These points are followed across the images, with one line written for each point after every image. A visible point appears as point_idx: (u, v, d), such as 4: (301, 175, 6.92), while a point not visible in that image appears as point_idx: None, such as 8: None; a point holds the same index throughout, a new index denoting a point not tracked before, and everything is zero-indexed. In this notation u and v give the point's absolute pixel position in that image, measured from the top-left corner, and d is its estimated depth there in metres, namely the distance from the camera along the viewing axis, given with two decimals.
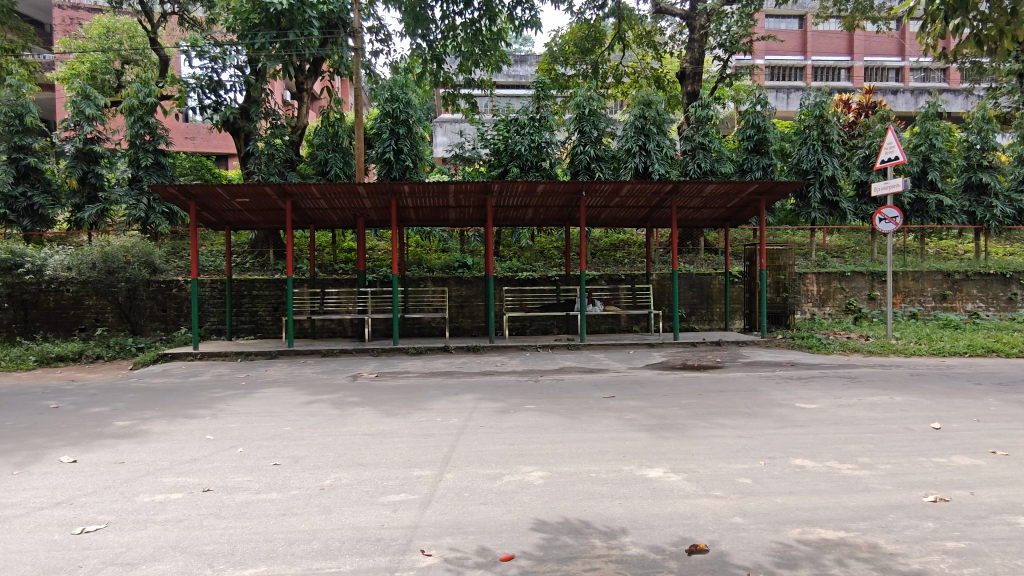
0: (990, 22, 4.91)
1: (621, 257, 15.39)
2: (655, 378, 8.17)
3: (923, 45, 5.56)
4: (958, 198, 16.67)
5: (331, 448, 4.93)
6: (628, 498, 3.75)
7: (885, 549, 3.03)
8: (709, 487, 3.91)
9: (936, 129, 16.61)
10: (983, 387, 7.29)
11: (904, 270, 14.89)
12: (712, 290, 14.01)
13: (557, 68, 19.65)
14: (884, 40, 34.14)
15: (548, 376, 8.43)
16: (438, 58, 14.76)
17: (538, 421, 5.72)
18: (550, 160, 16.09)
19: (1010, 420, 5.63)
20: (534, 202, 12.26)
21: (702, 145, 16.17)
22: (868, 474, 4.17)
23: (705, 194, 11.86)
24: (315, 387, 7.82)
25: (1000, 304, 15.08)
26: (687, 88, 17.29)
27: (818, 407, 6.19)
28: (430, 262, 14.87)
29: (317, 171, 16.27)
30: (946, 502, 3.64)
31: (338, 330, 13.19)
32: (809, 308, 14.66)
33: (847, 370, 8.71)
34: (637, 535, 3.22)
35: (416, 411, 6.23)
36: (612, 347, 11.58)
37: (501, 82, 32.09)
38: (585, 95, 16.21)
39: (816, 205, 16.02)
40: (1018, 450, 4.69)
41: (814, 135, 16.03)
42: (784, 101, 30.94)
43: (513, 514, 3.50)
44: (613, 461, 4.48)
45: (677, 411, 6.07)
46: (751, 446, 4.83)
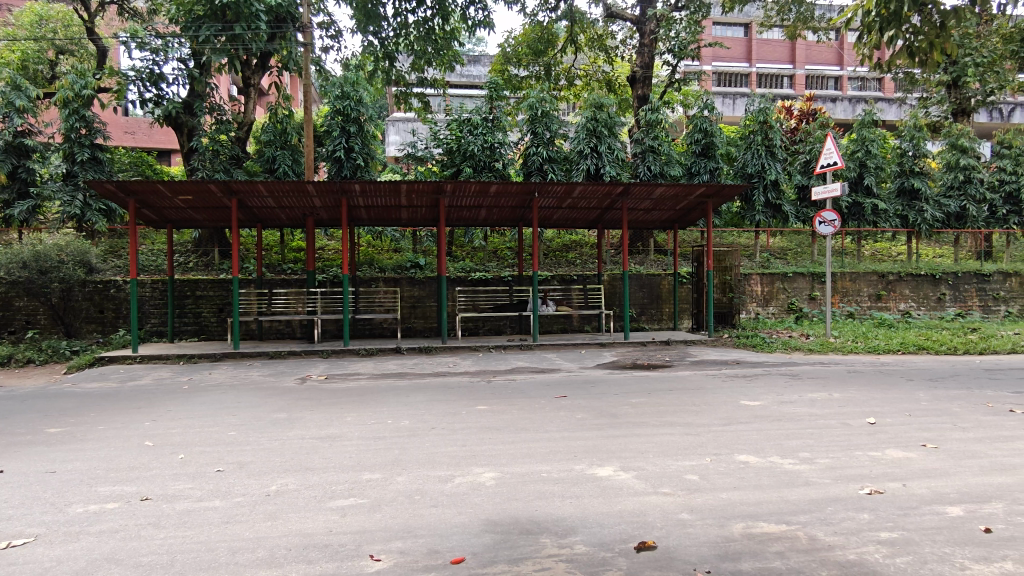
0: (921, 35, 5.15)
1: (574, 258, 15.76)
2: (606, 378, 8.27)
3: (859, 55, 5.77)
4: (891, 202, 17.15)
5: (278, 452, 4.81)
6: (579, 497, 3.78)
7: (824, 542, 3.14)
8: (657, 484, 3.98)
9: (872, 136, 16.67)
10: (914, 383, 7.67)
11: (842, 271, 15.52)
12: (661, 291, 14.27)
13: (511, 69, 19.69)
14: (824, 49, 35.50)
15: (501, 377, 8.45)
16: (390, 56, 14.55)
17: (491, 422, 5.71)
18: (502, 160, 16.09)
19: (938, 415, 5.94)
20: (488, 202, 12.21)
21: (652, 148, 16.48)
22: (809, 468, 4.31)
23: (655, 195, 12.06)
24: (262, 390, 7.62)
25: (930, 304, 15.90)
26: (638, 92, 17.61)
27: (762, 404, 6.39)
28: (382, 262, 14.73)
29: (265, 168, 15.90)
30: (880, 494, 3.81)
31: (286, 332, 12.89)
32: (753, 308, 15.09)
33: (788, 368, 8.99)
34: (587, 534, 3.25)
35: (366, 414, 6.14)
36: (565, 347, 11.68)
37: (454, 82, 32.00)
38: (538, 95, 16.30)
39: (760, 208, 16.40)
40: (947, 443, 4.93)
41: (758, 139, 16.47)
42: (730, 106, 31.90)
43: (465, 516, 3.49)
44: (564, 460, 4.50)
45: (626, 410, 6.16)
46: (698, 443, 4.94)
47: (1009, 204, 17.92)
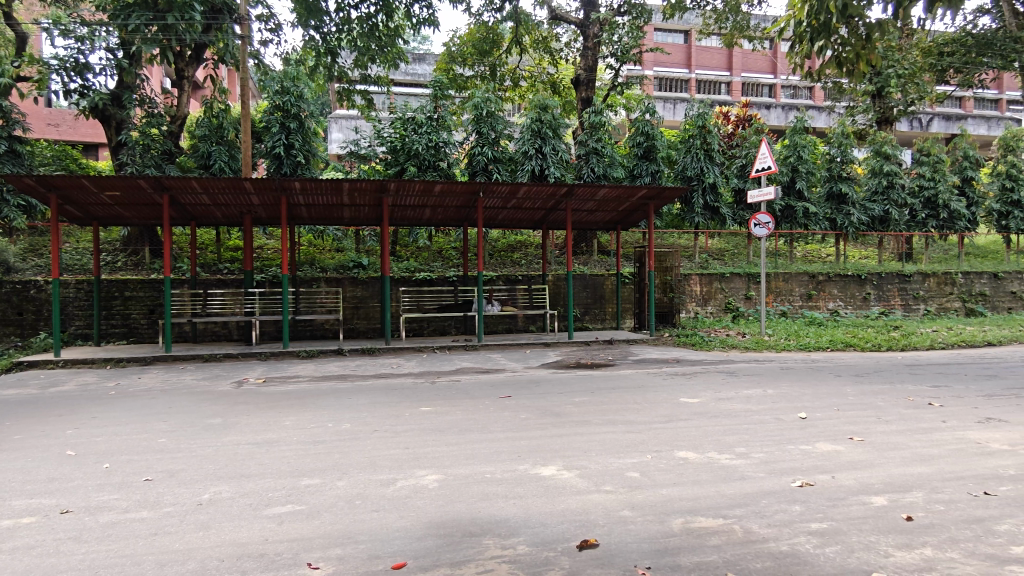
0: (848, 46, 5.38)
1: (519, 258, 15.84)
2: (550, 377, 8.32)
3: (791, 63, 5.97)
4: (821, 206, 17.76)
5: (211, 459, 4.63)
6: (522, 497, 3.79)
7: (759, 534, 3.24)
8: (599, 483, 4.02)
9: (803, 142, 17.38)
10: (842, 379, 8.03)
11: (776, 272, 16.11)
12: (605, 291, 14.50)
13: (456, 68, 19.61)
14: (759, 58, 36.81)
15: (445, 378, 8.40)
16: (332, 52, 14.27)
17: (434, 424, 5.66)
18: (447, 160, 16.01)
19: (864, 408, 6.24)
20: (432, 202, 12.14)
21: (596, 150, 16.72)
22: (744, 463, 4.45)
23: (599, 196, 12.20)
24: (196, 395, 7.32)
25: (856, 303, 16.69)
26: (582, 95, 17.85)
27: (700, 402, 6.55)
28: (323, 262, 14.41)
29: (199, 164, 15.35)
30: (811, 486, 3.96)
31: (222, 334, 12.45)
32: (692, 308, 15.48)
33: (725, 366, 9.28)
34: (529, 534, 3.25)
35: (306, 418, 5.99)
36: (510, 347, 11.71)
37: (399, 79, 31.67)
38: (483, 95, 16.27)
39: (699, 209, 16.87)
40: (872, 435, 5.18)
41: (697, 144, 16.88)
42: (671, 110, 32.70)
43: (407, 520, 3.44)
44: (508, 460, 4.51)
45: (570, 409, 6.21)
46: (639, 441, 5.02)
47: (928, 209, 18.95)
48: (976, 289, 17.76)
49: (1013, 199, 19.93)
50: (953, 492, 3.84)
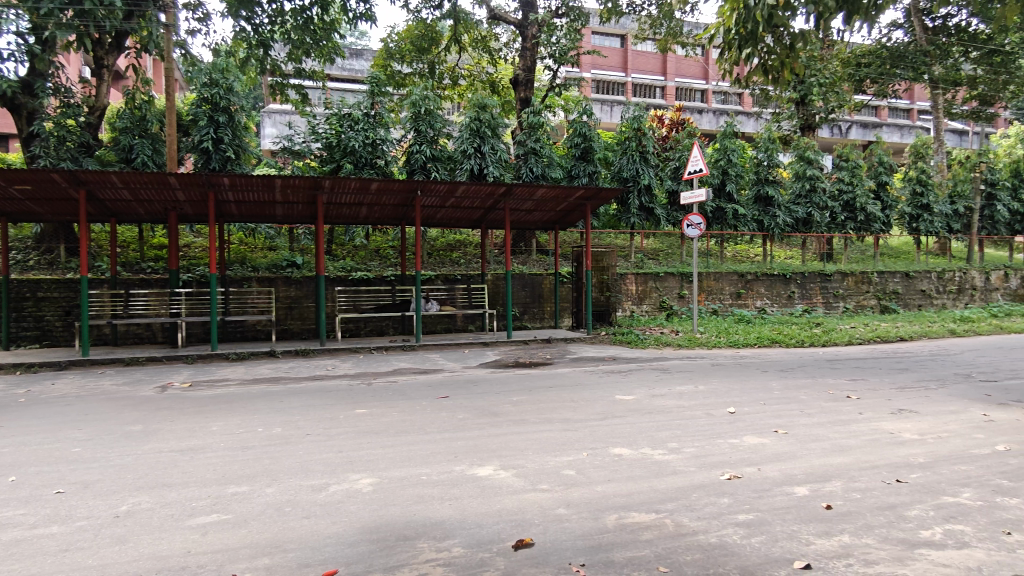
0: (774, 54, 5.60)
1: (457, 258, 15.81)
2: (489, 377, 8.33)
3: (721, 69, 6.17)
4: (749, 208, 18.50)
5: (130, 469, 4.40)
6: (458, 498, 3.77)
7: (688, 527, 3.33)
8: (535, 481, 4.05)
9: (732, 146, 18.01)
10: (768, 374, 8.37)
11: (707, 271, 16.64)
12: (543, 290, 14.59)
13: (393, 64, 19.35)
14: (691, 64, 37.95)
15: (382, 378, 8.27)
16: (265, 43, 13.78)
17: (369, 425, 5.56)
18: (385, 158, 15.77)
19: (788, 402, 6.51)
20: (368, 201, 11.94)
21: (534, 151, 16.86)
22: (676, 458, 4.56)
23: (537, 196, 12.29)
24: (114, 401, 6.93)
25: (782, 300, 17.44)
26: (521, 95, 17.90)
27: (635, 399, 6.68)
28: (254, 261, 13.95)
29: (120, 157, 14.57)
30: (738, 478, 4.11)
31: (145, 336, 11.86)
32: (628, 306, 15.80)
33: (659, 363, 9.50)
34: (464, 535, 3.24)
35: (234, 423, 5.76)
36: (448, 347, 11.64)
37: (334, 75, 30.96)
38: (421, 93, 16.13)
39: (634, 210, 17.30)
40: (796, 428, 5.41)
41: (633, 146, 17.27)
42: (608, 113, 33.31)
43: (339, 526, 3.36)
44: (444, 461, 4.47)
45: (507, 408, 6.22)
46: (575, 438, 5.08)
47: (847, 212, 19.95)
48: (890, 288, 18.89)
49: (922, 203, 21.54)
50: (869, 481, 4.06)
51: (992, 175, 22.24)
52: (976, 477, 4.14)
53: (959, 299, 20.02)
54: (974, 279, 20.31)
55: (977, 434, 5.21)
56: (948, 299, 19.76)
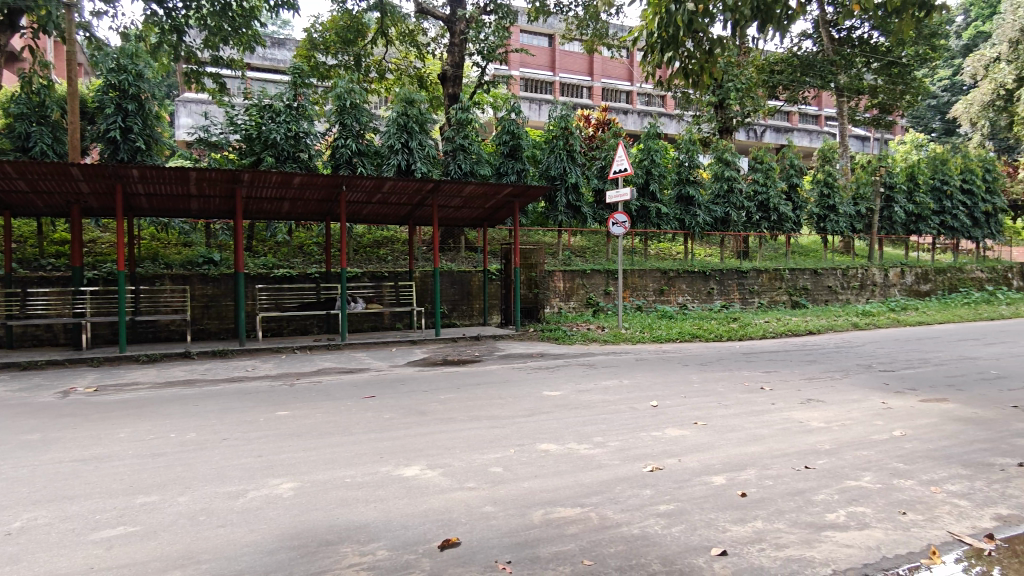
0: (693, 59, 5.78)
1: (384, 254, 15.59)
2: (416, 375, 8.24)
3: (644, 72, 6.31)
4: (671, 207, 19.05)
5: (26, 481, 4.09)
6: (383, 500, 3.70)
7: (612, 520, 3.41)
8: (462, 480, 4.03)
9: (656, 147, 18.53)
10: (689, 368, 8.68)
11: (632, 268, 17.10)
12: (472, 287, 14.56)
13: (317, 56, 18.78)
14: (617, 65, 38.82)
15: (306, 379, 8.03)
16: (179, 29, 13.08)
17: (292, 428, 5.38)
18: (308, 152, 15.28)
19: (707, 394, 6.77)
20: (291, 195, 11.55)
21: (463, 147, 16.79)
22: (601, 452, 4.66)
23: (465, 193, 12.25)
24: (7, 408, 6.42)
25: (701, 296, 18.11)
26: (449, 91, 17.74)
27: (561, 394, 6.77)
28: (167, 257, 13.25)
29: (16, 146, 13.53)
30: (660, 470, 4.23)
31: (46, 338, 11.05)
32: (556, 303, 16.01)
33: (585, 359, 9.67)
34: (390, 538, 3.19)
35: (144, 429, 5.45)
36: (375, 346, 11.44)
37: (255, 64, 29.81)
38: (346, 86, 15.74)
39: (562, 208, 17.51)
40: (713, 419, 5.62)
41: (560, 144, 17.48)
42: (536, 112, 33.63)
43: (258, 533, 3.24)
44: (369, 463, 4.39)
45: (435, 406, 6.18)
46: (502, 435, 5.10)
47: (761, 212, 20.61)
48: (800, 284, 19.97)
49: (829, 204, 22.20)
50: (780, 468, 4.27)
51: (890, 179, 23.82)
52: (875, 461, 4.44)
53: (862, 294, 21.40)
54: (874, 275, 21.78)
55: (876, 421, 5.58)
56: (851, 294, 21.08)
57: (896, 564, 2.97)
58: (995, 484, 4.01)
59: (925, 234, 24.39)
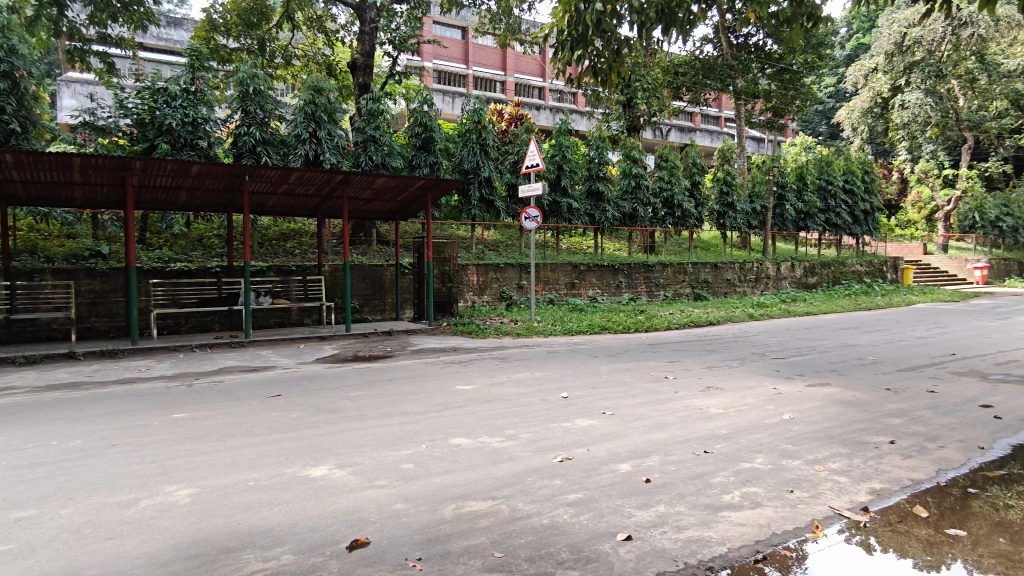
0: (603, 58, 5.93)
1: (291, 247, 15.02)
2: (325, 372, 8.02)
3: (555, 69, 6.40)
4: (583, 203, 19.44)
5: None
6: (289, 502, 3.58)
7: (523, 511, 3.45)
8: (372, 478, 3.96)
9: (567, 143, 18.91)
10: (598, 359, 8.93)
11: (544, 262, 17.33)
12: (384, 281, 14.29)
13: (217, 38, 17.76)
14: (530, 61, 39.15)
15: (206, 378, 7.63)
16: (59, 2, 12.02)
17: (190, 431, 5.11)
18: (208, 139, 14.47)
19: (615, 384, 6.99)
20: (188, 185, 10.89)
21: (374, 138, 16.42)
22: (513, 444, 4.71)
23: (376, 185, 12.00)
24: None
25: (610, 289, 18.65)
26: (359, 80, 17.23)
27: (474, 388, 6.79)
28: (48, 250, 12.17)
29: None
30: (569, 460, 4.33)
31: None
32: (469, 297, 15.98)
33: (498, 352, 9.74)
34: (295, 542, 3.09)
35: (19, 437, 4.99)
36: (282, 343, 11.02)
37: (148, 44, 27.96)
38: (249, 71, 15.01)
39: (475, 203, 17.46)
40: (621, 409, 5.81)
41: (473, 138, 17.42)
42: (449, 104, 33.41)
43: (152, 544, 3.06)
44: (274, 464, 4.23)
45: (345, 404, 6.03)
46: (414, 431, 5.05)
47: (666, 208, 21.30)
48: (702, 277, 20.96)
49: (728, 201, 23.08)
50: (682, 453, 4.48)
51: (782, 178, 25.31)
52: (767, 443, 4.74)
53: (757, 287, 22.73)
54: (768, 269, 23.15)
55: (769, 405, 5.95)
56: (747, 287, 22.35)
57: (784, 539, 3.18)
58: (870, 461, 4.38)
59: (813, 230, 26.19)
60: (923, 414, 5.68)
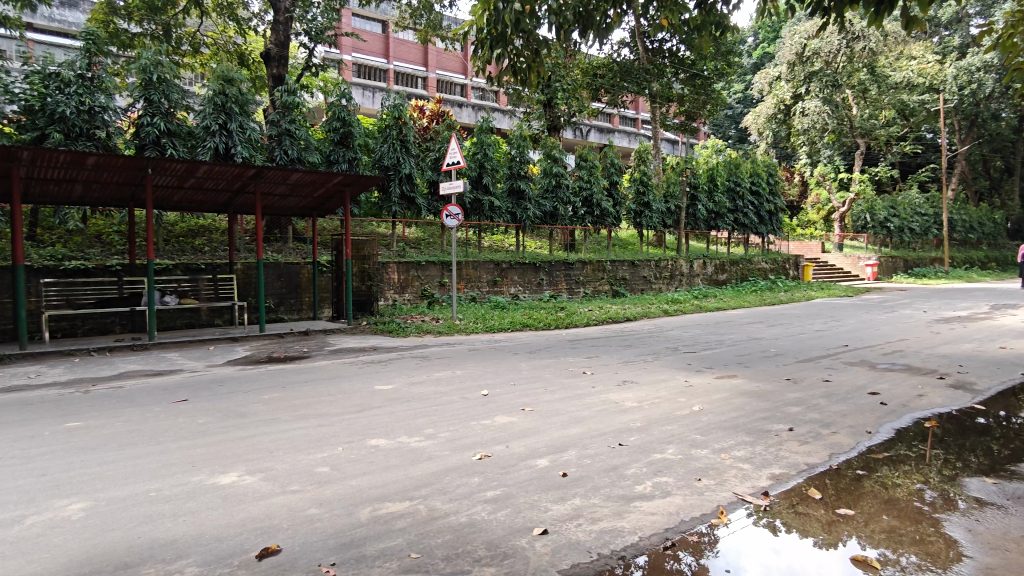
0: (522, 58, 5.99)
1: (200, 245, 14.34)
2: (237, 375, 7.69)
3: (475, 67, 6.39)
4: (504, 201, 19.41)
5: None
6: (194, 512, 3.41)
7: (440, 511, 3.43)
8: (285, 483, 3.84)
9: (488, 142, 18.97)
10: (519, 356, 9.00)
11: (467, 260, 17.32)
12: (301, 280, 13.86)
13: (117, 21, 16.65)
14: (452, 57, 38.99)
15: (104, 384, 7.15)
16: None
17: (84, 441, 4.76)
18: (107, 130, 13.56)
19: (534, 381, 7.07)
20: (83, 178, 10.15)
21: (288, 132, 15.86)
22: (431, 443, 4.68)
23: (290, 181, 11.58)
24: None
25: (532, 287, 18.85)
26: (273, 72, 16.38)
27: (394, 388, 6.70)
28: None
29: None
30: (488, 457, 4.35)
31: None
32: (390, 295, 15.70)
33: (418, 351, 9.65)
34: (200, 554, 2.94)
35: None
36: (190, 345, 10.49)
37: (37, 25, 25.87)
38: (153, 57, 14.17)
39: (396, 200, 17.12)
40: (540, 405, 5.88)
41: (393, 134, 17.13)
42: (370, 99, 32.81)
43: (39, 564, 2.84)
44: (179, 473, 4.02)
45: (257, 407, 5.80)
46: (331, 433, 4.92)
47: (585, 207, 21.65)
48: (620, 274, 21.54)
49: (644, 201, 23.62)
50: (598, 447, 4.58)
51: (695, 180, 26.23)
52: (678, 434, 4.93)
53: (671, 283, 23.58)
54: (681, 267, 24.07)
55: (680, 398, 6.19)
56: (662, 283, 23.14)
57: (692, 526, 3.32)
58: (770, 447, 4.64)
59: (722, 229, 27.34)
60: (818, 402, 6.07)
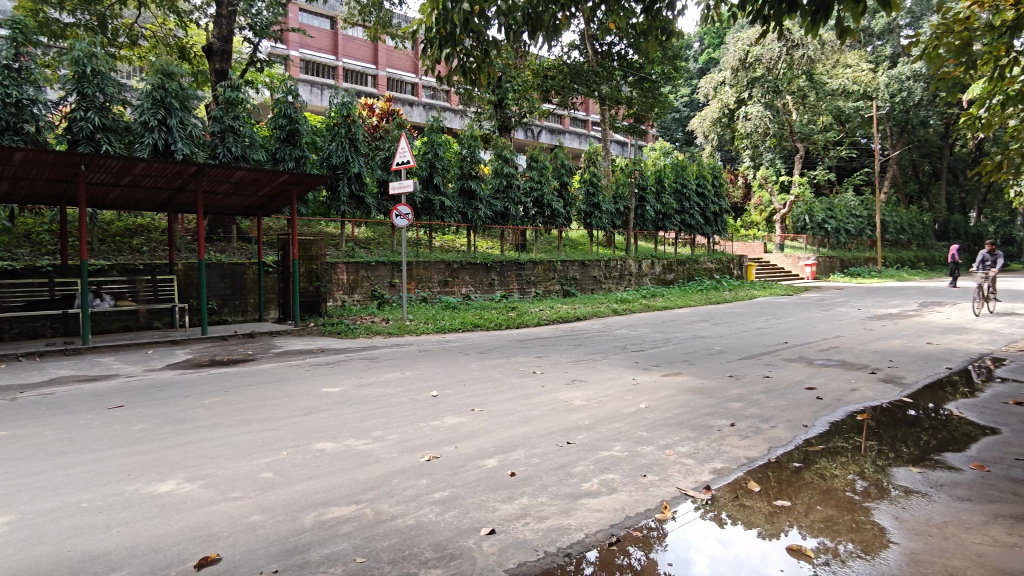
0: (472, 57, 5.99)
1: (138, 245, 13.80)
2: (177, 379, 7.42)
3: (424, 65, 6.34)
4: (455, 201, 19.40)
5: None
6: (129, 523, 3.28)
7: (387, 513, 3.40)
8: (227, 490, 3.73)
9: (439, 141, 18.87)
10: (469, 356, 8.98)
11: (417, 260, 17.22)
12: (246, 281, 13.50)
13: (47, 10, 15.86)
14: (402, 56, 38.63)
15: (33, 390, 6.80)
16: None
17: (10, 451, 4.51)
18: (36, 124, 12.90)
19: (484, 381, 7.07)
20: (10, 174, 9.63)
21: (232, 129, 15.42)
22: (379, 445, 4.63)
23: (234, 179, 11.25)
24: None
25: (483, 287, 18.84)
26: (216, 67, 15.96)
27: (341, 390, 6.59)
28: None
29: None
30: (436, 459, 4.33)
31: None
32: (339, 296, 15.45)
33: (367, 352, 9.53)
34: (134, 565, 2.83)
35: None
36: (126, 348, 10.08)
37: None
38: (86, 49, 13.57)
39: (345, 199, 16.86)
40: (489, 405, 5.89)
41: (341, 132, 16.86)
42: (318, 96, 32.21)
43: None
44: (114, 483, 3.85)
45: (198, 413, 5.62)
46: (275, 438, 4.81)
47: (536, 208, 21.76)
48: (570, 274, 21.71)
49: (593, 202, 23.83)
50: (546, 446, 4.62)
51: (643, 182, 26.65)
52: (625, 432, 5.01)
53: (620, 283, 23.94)
54: (630, 266, 24.48)
55: (627, 396, 6.29)
56: (612, 283, 23.48)
57: (637, 521, 3.38)
58: (713, 443, 4.76)
59: (670, 230, 27.86)
60: (759, 398, 6.27)
